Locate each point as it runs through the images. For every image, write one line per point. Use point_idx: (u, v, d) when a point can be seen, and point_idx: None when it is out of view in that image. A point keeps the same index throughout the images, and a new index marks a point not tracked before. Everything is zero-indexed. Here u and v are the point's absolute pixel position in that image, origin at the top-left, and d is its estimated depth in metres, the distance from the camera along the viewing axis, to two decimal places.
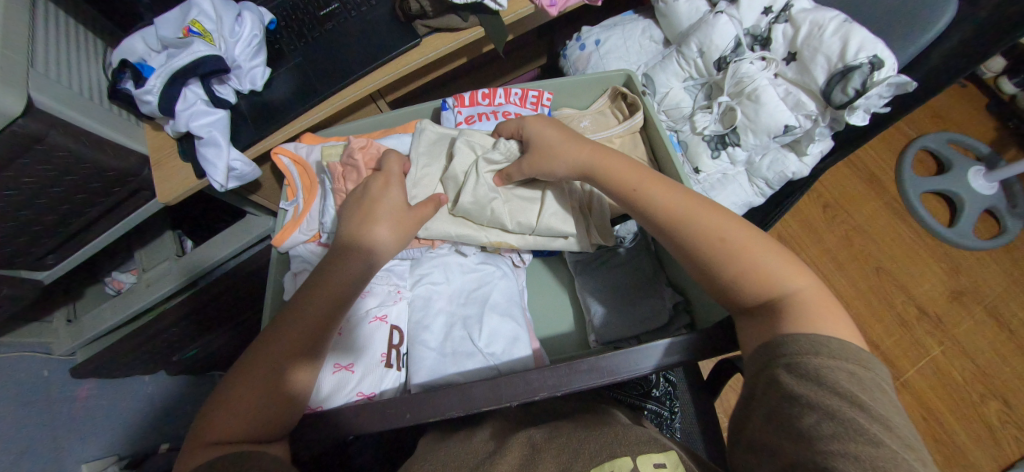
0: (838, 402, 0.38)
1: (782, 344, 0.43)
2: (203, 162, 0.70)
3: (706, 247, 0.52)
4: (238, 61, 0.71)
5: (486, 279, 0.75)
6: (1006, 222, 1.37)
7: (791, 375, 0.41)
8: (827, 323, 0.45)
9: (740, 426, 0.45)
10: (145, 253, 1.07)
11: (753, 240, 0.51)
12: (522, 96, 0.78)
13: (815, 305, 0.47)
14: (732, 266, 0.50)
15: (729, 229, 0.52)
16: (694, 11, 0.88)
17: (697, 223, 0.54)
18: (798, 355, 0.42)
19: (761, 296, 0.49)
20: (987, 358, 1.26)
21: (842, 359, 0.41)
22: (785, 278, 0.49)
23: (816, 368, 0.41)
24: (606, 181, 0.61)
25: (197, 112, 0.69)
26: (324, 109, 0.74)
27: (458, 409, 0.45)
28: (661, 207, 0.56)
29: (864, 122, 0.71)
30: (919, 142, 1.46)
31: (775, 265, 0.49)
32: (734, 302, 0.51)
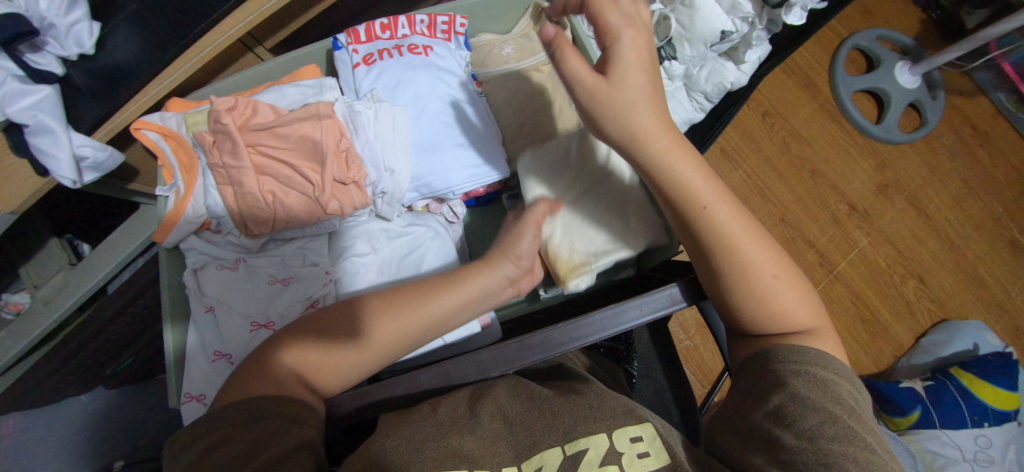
0: (832, 404, 0.40)
1: (789, 350, 0.44)
2: (39, 155, 0.56)
3: (747, 281, 0.48)
4: (48, 20, 0.54)
5: (416, 243, 0.67)
6: (927, 115, 1.42)
7: (800, 380, 0.42)
8: (829, 342, 0.48)
9: (744, 400, 0.43)
10: (31, 267, 0.92)
11: (790, 281, 0.50)
12: (429, 23, 0.67)
13: (830, 338, 0.49)
14: (768, 301, 0.48)
15: (773, 265, 0.49)
16: None
17: (744, 251, 0.48)
18: (811, 366, 0.43)
19: (787, 327, 0.48)
20: (908, 244, 1.35)
21: (843, 376, 0.43)
22: (811, 316, 0.49)
23: (823, 379, 0.42)
24: (664, 177, 0.49)
25: (10, 93, 0.53)
26: (182, 67, 0.60)
27: (400, 389, 0.42)
28: (721, 231, 0.48)
29: (802, 21, 0.68)
30: (851, 40, 1.45)
31: (802, 302, 0.49)
32: (760, 329, 0.48)
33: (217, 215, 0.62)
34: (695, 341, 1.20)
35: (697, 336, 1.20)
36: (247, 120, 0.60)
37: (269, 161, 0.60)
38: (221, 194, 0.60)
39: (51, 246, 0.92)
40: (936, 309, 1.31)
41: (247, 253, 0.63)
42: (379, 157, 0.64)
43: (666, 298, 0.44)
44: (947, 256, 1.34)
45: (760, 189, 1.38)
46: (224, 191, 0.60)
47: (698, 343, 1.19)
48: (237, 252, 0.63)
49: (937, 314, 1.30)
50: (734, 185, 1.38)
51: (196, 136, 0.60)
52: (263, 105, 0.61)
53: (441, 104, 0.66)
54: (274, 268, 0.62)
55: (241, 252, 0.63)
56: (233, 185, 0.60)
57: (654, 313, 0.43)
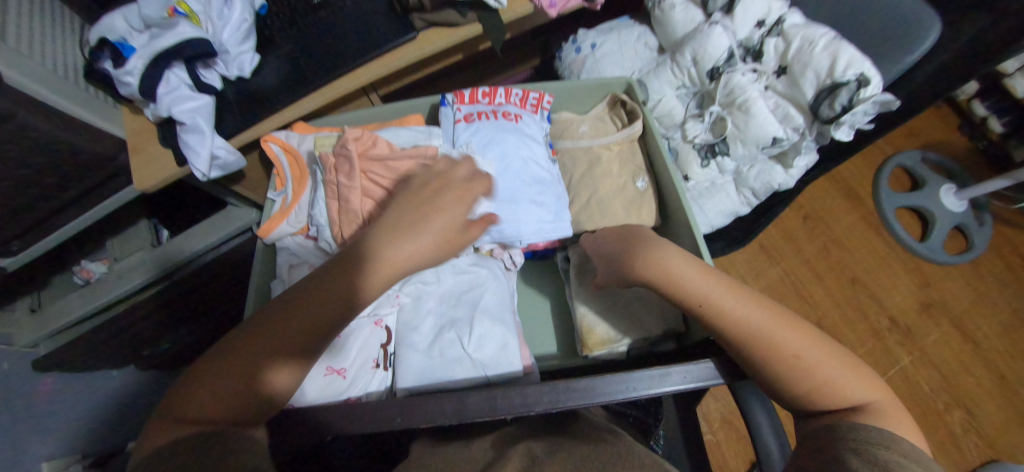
0: None
1: (856, 432, 0.42)
2: (185, 149, 0.67)
3: (780, 356, 0.48)
4: (226, 46, 0.69)
5: (477, 282, 0.73)
6: (974, 239, 1.43)
7: (858, 459, 0.39)
8: (901, 430, 0.45)
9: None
10: (116, 244, 1.03)
11: (827, 354, 0.49)
12: (522, 97, 0.79)
13: (891, 416, 0.46)
14: (797, 374, 0.48)
15: (802, 342, 0.49)
16: (690, 19, 0.87)
17: (772, 332, 0.49)
18: (870, 447, 0.39)
19: (830, 404, 0.47)
20: (952, 369, 1.31)
21: (920, 462, 0.38)
22: (859, 389, 0.48)
23: (885, 461, 0.38)
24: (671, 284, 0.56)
25: (179, 96, 0.65)
26: (315, 100, 0.71)
27: (450, 418, 0.41)
28: (729, 316, 0.51)
29: (849, 137, 0.75)
30: (895, 159, 1.51)
31: (845, 376, 0.48)
32: (802, 404, 0.48)
33: (316, 223, 0.69)
34: (719, 438, 1.16)
35: (721, 431, 1.17)
36: (368, 149, 0.69)
37: (374, 184, 0.67)
38: (327, 206, 0.68)
39: (140, 228, 1.04)
40: (983, 445, 1.23)
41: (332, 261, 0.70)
42: None
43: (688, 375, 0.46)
44: (996, 389, 1.29)
45: (797, 288, 1.39)
46: (331, 205, 0.67)
47: (721, 440, 1.16)
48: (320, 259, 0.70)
49: (985, 452, 1.22)
50: (770, 281, 1.40)
51: (320, 157, 0.70)
52: (382, 141, 0.70)
53: (522, 163, 0.75)
54: None
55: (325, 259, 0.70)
56: (338, 200, 0.67)
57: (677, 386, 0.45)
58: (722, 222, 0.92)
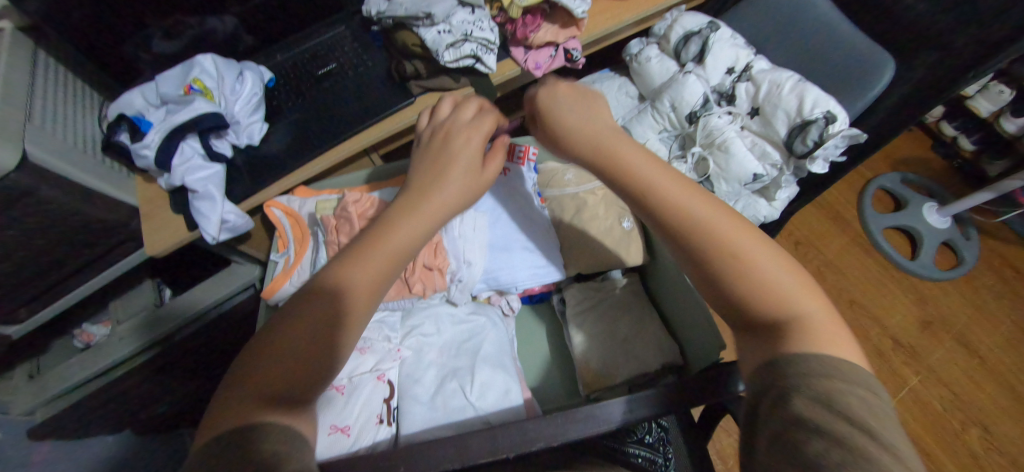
0: (836, 421, 0.31)
1: (789, 362, 0.37)
2: (196, 215, 0.70)
3: (734, 260, 0.43)
4: (237, 117, 0.73)
5: (476, 331, 0.74)
6: (962, 253, 1.47)
7: (800, 393, 0.34)
8: (832, 346, 0.38)
9: (750, 426, 0.36)
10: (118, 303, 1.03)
11: (766, 254, 0.43)
12: (509, 151, 0.81)
13: (828, 328, 0.40)
14: (753, 277, 0.42)
15: (736, 231, 0.44)
16: (665, 70, 0.94)
17: (699, 214, 0.45)
18: (800, 375, 0.35)
19: (783, 314, 0.41)
20: (962, 386, 1.31)
21: (851, 383, 0.34)
22: (803, 298, 0.42)
23: (826, 391, 0.33)
24: (602, 157, 0.51)
25: (193, 166, 0.69)
26: (321, 162, 0.75)
27: (454, 461, 0.39)
28: (682, 206, 0.46)
29: (825, 170, 0.80)
30: (876, 181, 1.57)
31: (780, 278, 0.43)
32: (748, 312, 0.43)
33: None
34: None
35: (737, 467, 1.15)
36: (365, 211, 0.69)
37: None
38: None
39: (144, 286, 1.05)
40: (1006, 464, 1.21)
41: None
42: (461, 252, 0.74)
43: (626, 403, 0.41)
44: (1009, 403, 1.28)
45: None
46: None
47: None
48: None
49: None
50: None
51: (324, 219, 0.71)
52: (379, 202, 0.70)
53: (513, 213, 0.79)
54: None
55: None
56: None
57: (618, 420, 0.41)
58: None
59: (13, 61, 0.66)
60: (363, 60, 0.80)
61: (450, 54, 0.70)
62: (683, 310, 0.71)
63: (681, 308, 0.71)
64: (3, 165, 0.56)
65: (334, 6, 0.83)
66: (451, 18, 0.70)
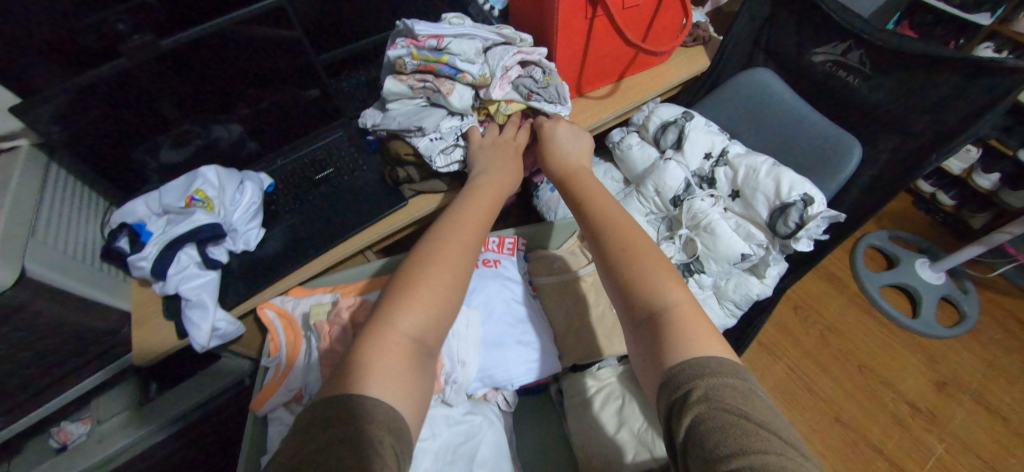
0: (717, 410, 0.40)
1: (667, 362, 0.46)
2: (186, 324, 0.67)
3: (635, 255, 0.56)
4: (234, 225, 0.73)
5: (474, 431, 0.68)
6: (963, 308, 1.46)
7: (685, 386, 0.43)
8: (698, 335, 0.47)
9: (667, 411, 0.44)
10: (99, 402, 0.94)
11: (659, 265, 0.55)
12: (499, 243, 0.84)
13: (692, 319, 0.49)
14: (631, 264, 0.55)
15: (641, 246, 0.57)
16: (646, 156, 0.99)
17: (616, 235, 0.58)
18: (678, 366, 0.45)
19: (649, 296, 0.52)
20: (991, 452, 1.24)
21: (717, 371, 0.43)
22: (681, 296, 0.52)
23: (705, 384, 0.42)
24: (576, 188, 0.68)
25: (187, 275, 0.68)
26: (312, 268, 0.74)
27: None
28: (614, 212, 0.62)
29: (810, 246, 0.80)
30: (865, 240, 1.60)
31: (665, 281, 0.53)
32: (629, 292, 0.53)
33: (313, 389, 0.67)
34: None
35: None
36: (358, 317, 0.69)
37: None
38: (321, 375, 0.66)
39: (129, 384, 0.96)
40: None
41: None
42: (453, 351, 0.71)
43: None
44: None
45: (806, 383, 1.37)
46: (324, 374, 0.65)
47: None
48: None
49: None
50: (777, 379, 1.38)
51: (317, 325, 0.69)
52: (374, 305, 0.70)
53: (505, 306, 0.77)
54: None
55: None
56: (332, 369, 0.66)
57: None
58: None
59: (24, 180, 0.68)
60: (359, 164, 0.84)
61: (442, 159, 0.74)
62: None
63: None
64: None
65: (333, 114, 0.88)
66: (440, 126, 0.74)
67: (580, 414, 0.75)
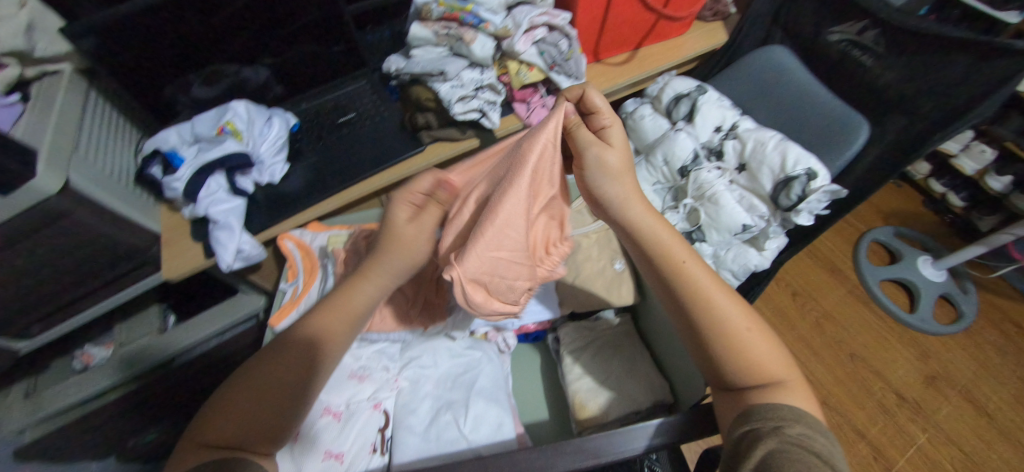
0: (804, 455, 0.43)
1: (761, 411, 0.48)
2: (213, 243, 0.74)
3: (728, 331, 0.56)
4: (263, 158, 0.80)
5: (472, 364, 0.75)
6: (961, 307, 1.48)
7: (777, 437, 0.45)
8: (799, 400, 0.52)
9: (734, 445, 0.47)
10: (122, 328, 1.01)
11: (761, 339, 0.56)
12: None
13: (802, 396, 0.52)
14: (725, 337, 0.55)
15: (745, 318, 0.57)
16: (658, 126, 1.01)
17: (722, 309, 0.57)
18: (779, 419, 0.47)
19: (752, 383, 0.53)
20: (972, 445, 1.27)
21: (815, 430, 0.46)
22: (780, 369, 0.54)
23: (795, 433, 0.45)
24: (654, 243, 0.62)
25: (217, 199, 0.75)
26: (337, 200, 0.81)
27: None
28: (700, 284, 0.59)
29: (810, 221, 0.84)
30: (870, 234, 1.61)
31: (771, 356, 0.55)
32: (728, 377, 0.54)
33: None
34: None
35: None
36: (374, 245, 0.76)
37: None
38: None
39: (150, 313, 1.03)
40: None
41: None
42: (451, 294, 0.73)
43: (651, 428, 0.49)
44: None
45: None
46: None
47: None
48: None
49: None
50: None
51: (333, 251, 0.76)
52: None
53: None
54: (354, 363, 0.72)
55: None
56: None
57: (658, 434, 0.49)
58: None
59: (66, 100, 0.72)
60: (380, 111, 0.90)
61: (460, 106, 0.77)
62: (668, 347, 0.72)
63: (668, 348, 0.72)
64: (47, 188, 0.62)
65: (357, 65, 0.92)
66: (462, 75, 0.77)
67: (575, 361, 0.77)
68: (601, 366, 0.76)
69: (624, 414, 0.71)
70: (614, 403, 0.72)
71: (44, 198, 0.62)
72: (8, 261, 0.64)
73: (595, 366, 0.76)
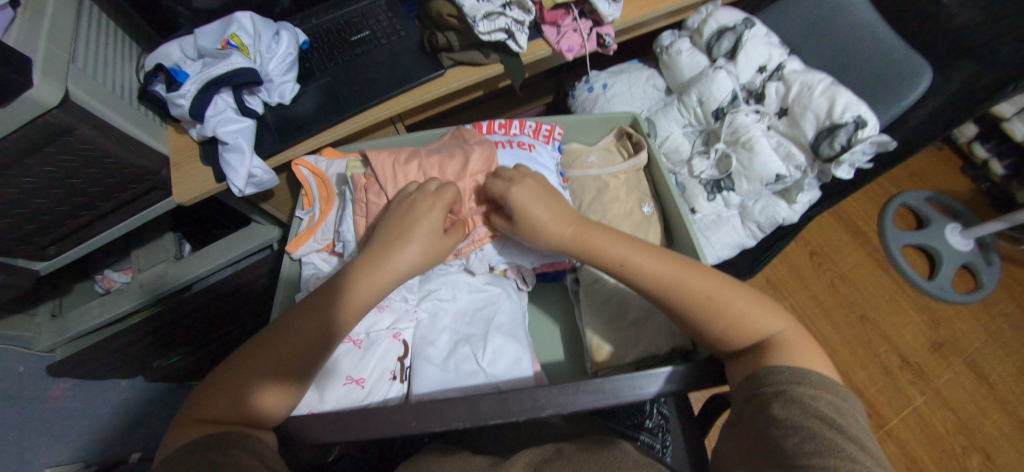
0: (810, 420, 0.40)
1: (764, 374, 0.45)
2: (224, 167, 0.72)
3: (695, 306, 0.53)
4: (271, 76, 0.75)
5: (491, 300, 0.75)
6: (982, 278, 1.43)
7: (783, 405, 0.42)
8: (808, 357, 0.48)
9: (738, 415, 0.46)
10: (140, 253, 1.02)
11: (739, 296, 0.53)
12: (535, 129, 0.81)
13: (798, 342, 0.49)
14: (707, 309, 0.52)
15: (709, 284, 0.54)
16: (696, 64, 0.94)
17: (685, 287, 0.54)
18: (780, 382, 0.44)
19: (748, 341, 0.50)
20: (970, 411, 1.28)
21: (821, 389, 0.43)
22: (766, 321, 0.51)
23: (798, 395, 0.42)
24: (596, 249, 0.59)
25: (225, 119, 0.72)
26: (348, 126, 0.77)
27: (464, 421, 0.45)
28: (648, 276, 0.56)
29: (851, 175, 0.78)
30: (899, 198, 1.54)
31: (753, 310, 0.52)
32: (727, 346, 0.52)
33: (342, 239, 0.71)
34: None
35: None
36: (393, 163, 0.70)
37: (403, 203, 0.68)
38: (354, 223, 0.69)
39: (166, 240, 1.03)
40: None
41: None
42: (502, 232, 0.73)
43: (666, 374, 0.47)
44: (1020, 435, 1.24)
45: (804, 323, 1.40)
46: (358, 222, 0.69)
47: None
48: None
49: None
50: None
51: (353, 177, 0.71)
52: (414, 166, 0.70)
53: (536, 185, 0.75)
54: None
55: None
56: (366, 217, 0.69)
57: (676, 381, 0.47)
58: (729, 253, 0.93)
59: (59, 1, 0.66)
60: (397, 30, 0.84)
61: (486, 24, 0.71)
62: None
63: None
64: (48, 100, 0.58)
65: None
66: None
67: (593, 309, 0.76)
68: (617, 312, 0.74)
69: (639, 358, 0.71)
70: (630, 350, 0.72)
71: (45, 111, 0.58)
72: (15, 176, 0.62)
73: (612, 313, 0.75)
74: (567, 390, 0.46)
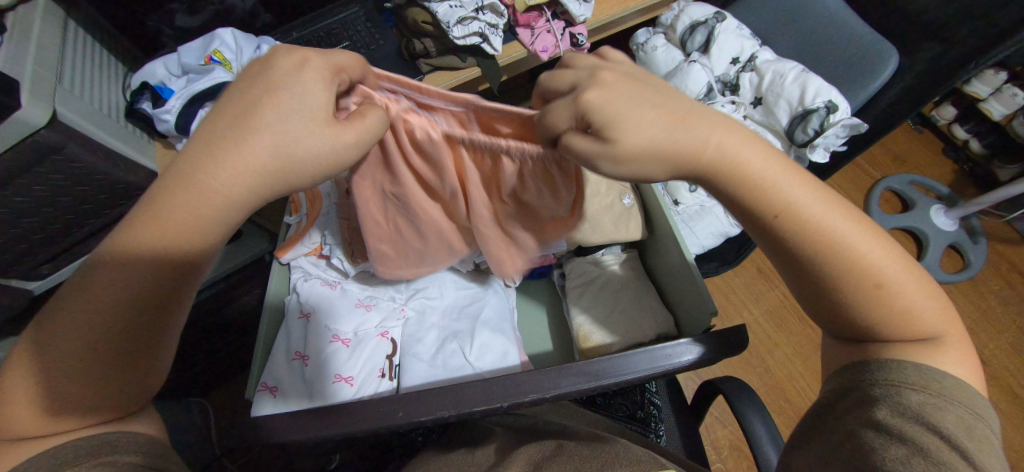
0: (927, 434, 0.35)
1: (883, 370, 0.40)
2: None
3: (864, 286, 0.40)
4: None
5: (477, 296, 0.77)
6: (969, 256, 1.45)
7: (889, 408, 0.37)
8: (959, 366, 0.40)
9: (827, 405, 0.41)
10: None
11: (908, 280, 0.41)
12: None
13: (957, 351, 0.41)
14: (868, 288, 0.40)
15: (892, 264, 0.40)
16: (671, 59, 0.93)
17: (865, 252, 0.40)
18: (899, 382, 0.38)
19: (906, 337, 0.41)
20: None
21: (951, 400, 0.37)
22: (930, 317, 0.41)
23: (911, 401, 0.37)
24: (754, 189, 0.39)
25: None
26: None
27: (451, 408, 0.46)
28: (820, 226, 0.39)
29: (825, 159, 0.80)
30: (883, 183, 1.55)
31: (921, 301, 0.41)
32: (866, 332, 0.42)
33: (330, 242, 0.72)
34: (728, 466, 1.05)
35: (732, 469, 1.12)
36: None
37: None
38: (338, 226, 0.71)
39: None
40: None
41: (344, 278, 0.74)
42: None
43: (689, 347, 0.50)
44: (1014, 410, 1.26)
45: None
46: (343, 224, 0.70)
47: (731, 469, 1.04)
48: (336, 275, 0.74)
49: None
50: None
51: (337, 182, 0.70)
52: None
53: None
54: (361, 294, 0.73)
55: (340, 276, 0.74)
56: (350, 220, 0.70)
57: (675, 362, 0.50)
58: (713, 242, 0.94)
59: (45, 21, 0.67)
60: (375, 39, 0.86)
61: (459, 29, 0.74)
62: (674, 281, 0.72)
63: (674, 282, 0.73)
64: (36, 119, 0.58)
65: None
66: None
67: (582, 303, 0.77)
68: (603, 302, 0.76)
69: (624, 346, 0.73)
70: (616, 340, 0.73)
71: (33, 132, 0.58)
72: (4, 198, 0.61)
73: (599, 304, 0.76)
74: (553, 376, 0.49)
